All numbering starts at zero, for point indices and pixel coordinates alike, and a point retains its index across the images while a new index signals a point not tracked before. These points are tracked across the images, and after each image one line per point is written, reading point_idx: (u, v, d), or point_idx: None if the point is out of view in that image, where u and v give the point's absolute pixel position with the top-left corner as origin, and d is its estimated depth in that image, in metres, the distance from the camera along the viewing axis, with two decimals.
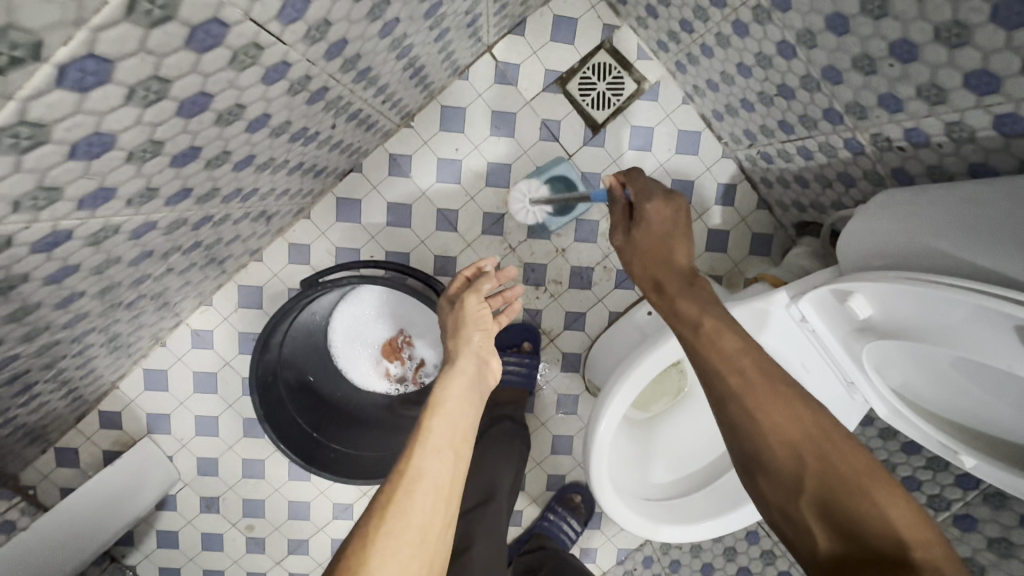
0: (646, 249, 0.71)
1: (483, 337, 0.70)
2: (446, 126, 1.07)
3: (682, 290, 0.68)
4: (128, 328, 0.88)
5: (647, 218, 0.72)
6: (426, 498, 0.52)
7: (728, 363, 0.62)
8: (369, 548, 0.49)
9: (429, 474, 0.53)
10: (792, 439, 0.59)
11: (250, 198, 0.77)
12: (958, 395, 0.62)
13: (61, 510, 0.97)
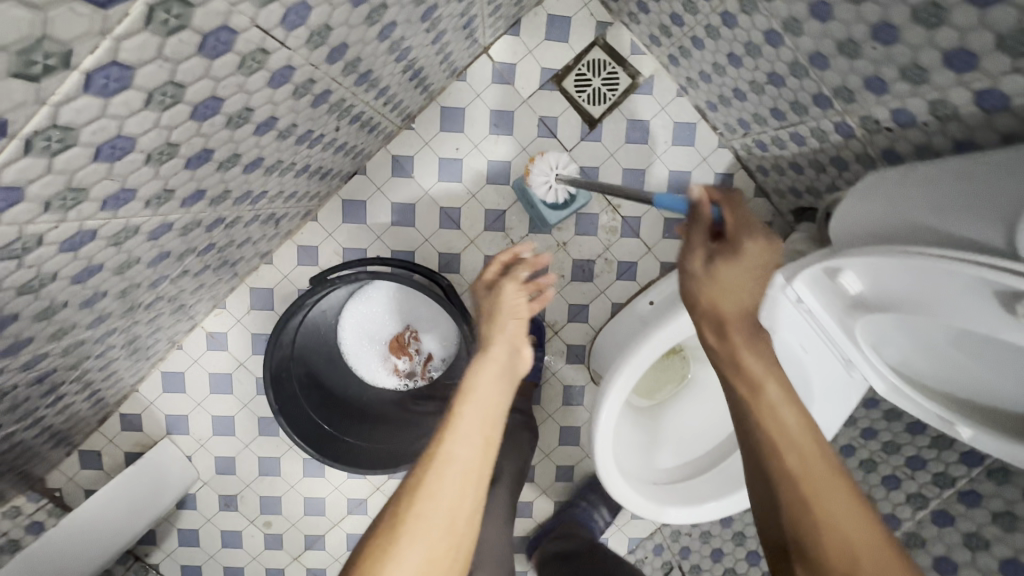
0: (728, 288, 0.61)
1: (519, 327, 0.66)
2: (446, 126, 1.09)
3: (749, 342, 0.62)
4: (147, 331, 0.92)
5: (749, 257, 0.60)
6: (453, 482, 0.55)
7: (784, 436, 0.60)
8: (399, 536, 0.53)
9: (458, 461, 0.56)
10: (844, 533, 0.55)
11: (260, 200, 0.80)
12: (953, 368, 0.63)
13: (88, 509, 1.01)
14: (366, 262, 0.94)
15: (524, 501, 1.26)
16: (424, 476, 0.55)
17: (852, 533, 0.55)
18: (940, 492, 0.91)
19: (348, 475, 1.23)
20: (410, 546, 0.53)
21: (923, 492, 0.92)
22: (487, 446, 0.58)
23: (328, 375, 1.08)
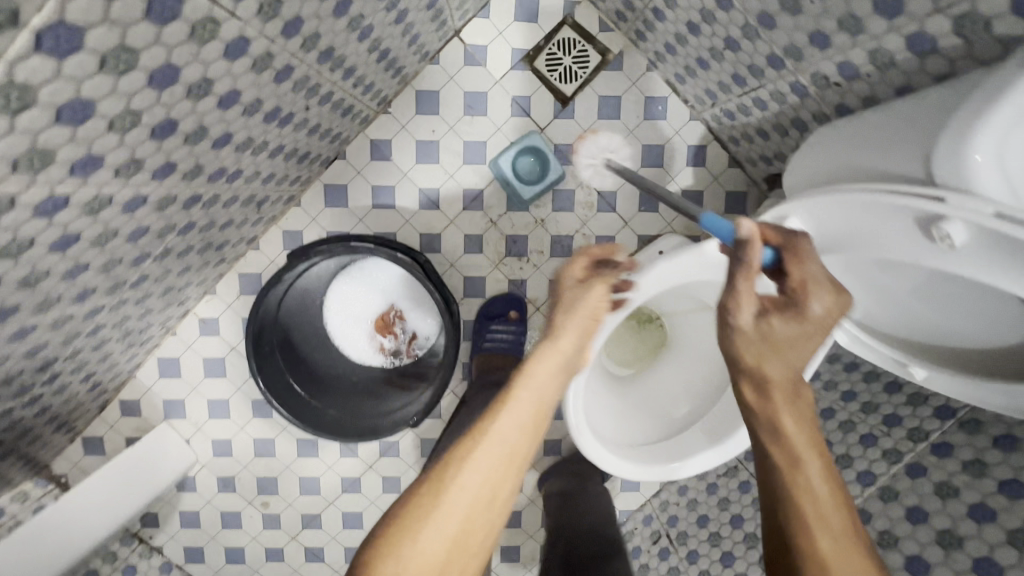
0: (784, 338, 0.61)
1: (587, 324, 0.72)
2: (421, 109, 1.12)
3: (790, 401, 0.61)
4: (138, 313, 0.96)
5: (808, 313, 0.61)
6: (497, 455, 0.60)
7: (815, 506, 0.56)
8: (439, 503, 0.57)
9: (510, 439, 0.61)
10: None
11: (236, 180, 0.84)
12: (904, 310, 0.64)
13: (92, 486, 1.05)
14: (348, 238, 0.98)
15: None
16: (473, 450, 0.59)
17: None
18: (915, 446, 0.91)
19: (340, 455, 1.26)
20: (446, 507, 0.57)
21: (898, 448, 0.94)
22: (534, 434, 0.63)
23: (313, 351, 1.12)
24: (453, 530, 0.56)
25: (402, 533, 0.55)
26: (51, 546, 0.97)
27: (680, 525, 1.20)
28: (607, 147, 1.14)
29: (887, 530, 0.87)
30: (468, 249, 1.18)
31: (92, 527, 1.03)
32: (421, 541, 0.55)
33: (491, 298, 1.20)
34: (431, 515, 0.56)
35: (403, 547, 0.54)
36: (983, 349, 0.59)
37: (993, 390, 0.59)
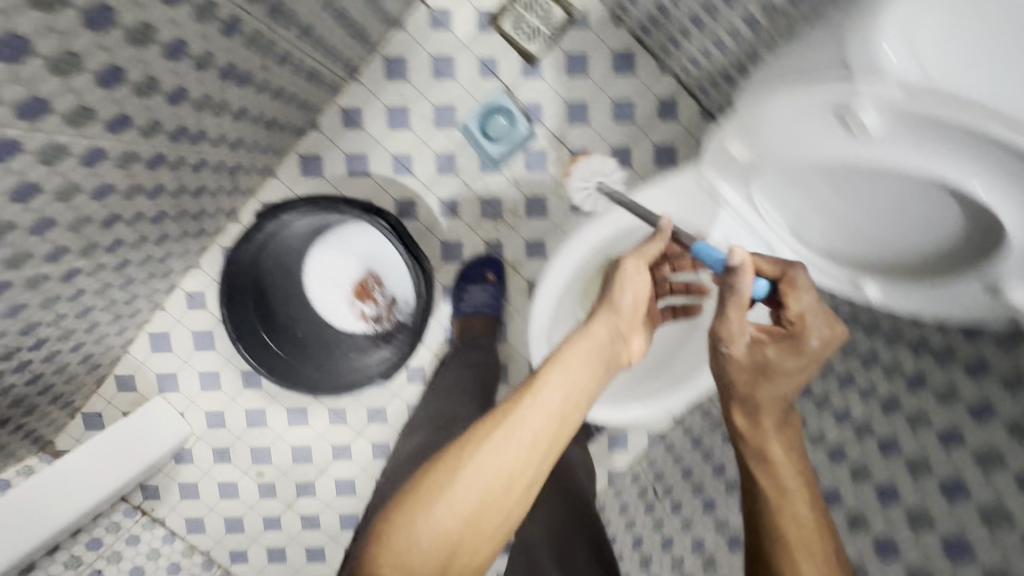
0: (778, 366, 0.70)
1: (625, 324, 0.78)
2: (390, 76, 1.14)
3: (777, 426, 0.69)
4: (120, 283, 0.99)
5: (805, 347, 0.69)
6: (516, 447, 0.65)
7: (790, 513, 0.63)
8: (459, 486, 0.63)
9: (529, 437, 0.66)
10: None
11: (202, 143, 0.86)
12: (853, 224, 0.65)
13: (88, 451, 1.09)
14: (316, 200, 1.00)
15: None
16: (495, 442, 0.65)
17: None
18: None
19: (330, 422, 1.29)
20: (467, 492, 0.62)
21: None
22: (554, 436, 0.68)
23: (290, 312, 1.15)
24: (472, 515, 0.62)
25: (422, 511, 0.61)
26: (46, 505, 1.00)
27: (666, 479, 1.20)
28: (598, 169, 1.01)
29: None
30: (444, 213, 1.19)
31: (77, 496, 1.05)
32: (441, 518, 0.61)
33: (467, 262, 1.21)
34: (451, 496, 0.62)
35: (424, 522, 0.61)
36: (927, 254, 0.60)
37: (936, 293, 0.60)
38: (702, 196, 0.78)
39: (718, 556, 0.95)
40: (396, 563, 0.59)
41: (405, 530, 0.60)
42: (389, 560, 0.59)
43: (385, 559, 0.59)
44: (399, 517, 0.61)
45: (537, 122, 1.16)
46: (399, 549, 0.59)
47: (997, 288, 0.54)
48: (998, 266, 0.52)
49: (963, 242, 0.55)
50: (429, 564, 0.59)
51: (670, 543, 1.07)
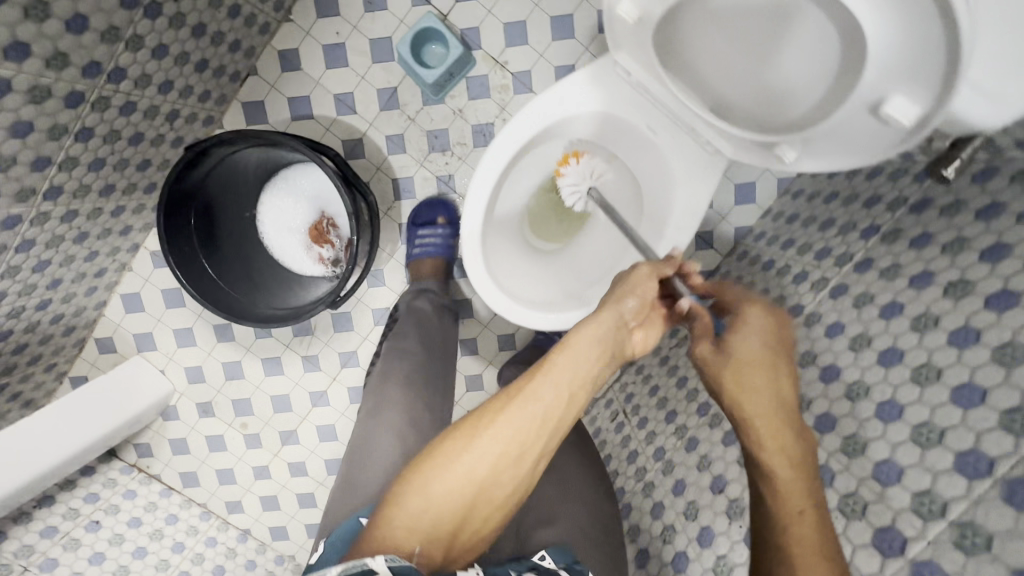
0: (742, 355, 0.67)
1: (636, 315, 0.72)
2: (322, 13, 1.12)
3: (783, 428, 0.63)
4: (73, 236, 1.01)
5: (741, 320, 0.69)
6: (531, 425, 0.64)
7: (796, 523, 0.58)
8: (475, 464, 0.62)
9: (545, 415, 0.64)
10: None
11: (124, 83, 0.86)
12: (744, 81, 0.67)
13: (73, 402, 1.17)
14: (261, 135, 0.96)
15: (471, 373, 1.33)
16: (509, 416, 0.64)
17: None
18: (840, 269, 0.84)
19: (304, 369, 1.32)
20: (481, 469, 0.62)
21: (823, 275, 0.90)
22: (565, 413, 0.66)
23: (242, 253, 1.10)
24: (483, 493, 0.62)
25: (435, 482, 0.61)
26: (34, 446, 1.09)
27: (635, 399, 1.17)
28: (592, 171, 0.92)
29: (808, 351, 0.81)
30: (391, 150, 1.19)
31: (60, 447, 1.11)
32: (455, 490, 0.61)
33: (420, 203, 1.20)
34: (466, 471, 0.62)
35: (438, 491, 0.61)
36: (811, 99, 0.63)
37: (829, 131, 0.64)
38: (618, 78, 0.80)
39: (675, 460, 0.93)
40: (410, 527, 0.59)
41: (420, 495, 0.61)
42: (402, 522, 0.59)
43: (400, 521, 0.59)
44: (418, 484, 0.61)
45: (476, 47, 1.14)
46: (413, 513, 0.60)
47: (877, 107, 0.58)
48: (871, 81, 0.56)
49: (837, 79, 0.59)
50: (439, 532, 0.61)
51: (635, 455, 1.05)
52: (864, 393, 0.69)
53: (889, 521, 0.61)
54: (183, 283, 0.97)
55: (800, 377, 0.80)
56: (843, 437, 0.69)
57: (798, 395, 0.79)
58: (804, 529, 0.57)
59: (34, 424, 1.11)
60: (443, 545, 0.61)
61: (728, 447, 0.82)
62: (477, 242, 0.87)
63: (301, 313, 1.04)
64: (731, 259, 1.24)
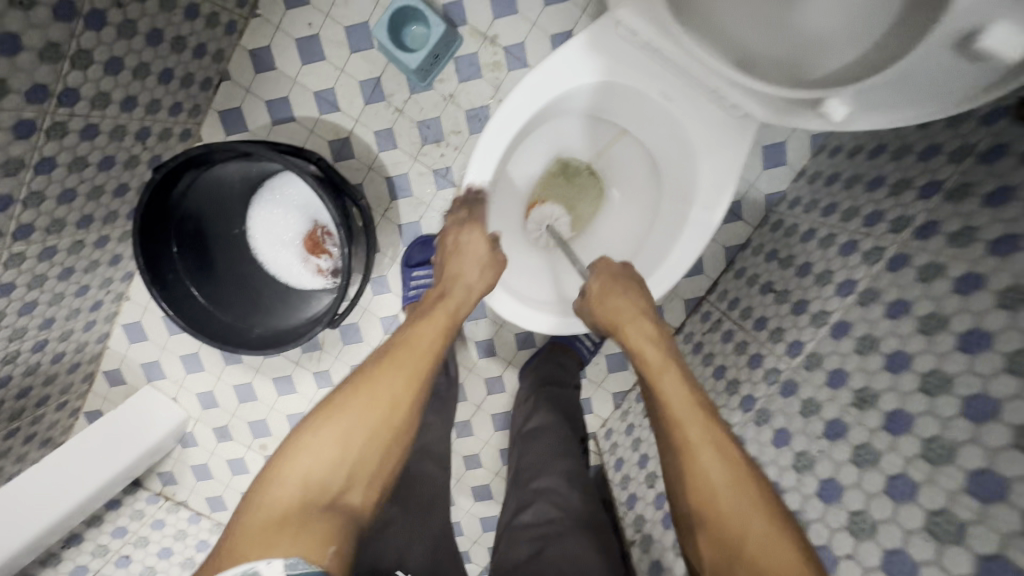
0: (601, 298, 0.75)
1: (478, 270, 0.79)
2: (291, 4, 1.03)
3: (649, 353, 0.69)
4: (58, 273, 0.95)
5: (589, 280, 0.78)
6: (412, 372, 0.69)
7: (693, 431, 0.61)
8: (377, 415, 0.65)
9: (424, 364, 0.71)
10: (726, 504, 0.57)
11: (80, 104, 0.78)
12: (779, 31, 0.58)
13: (88, 438, 1.14)
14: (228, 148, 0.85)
15: (492, 376, 1.26)
16: (395, 369, 0.68)
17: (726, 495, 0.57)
18: (897, 237, 0.76)
19: (318, 385, 1.26)
20: (383, 420, 0.65)
21: (878, 245, 0.78)
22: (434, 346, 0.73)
23: (234, 274, 1.03)
24: (387, 444, 0.66)
25: (341, 437, 0.63)
26: (55, 487, 1.06)
27: None
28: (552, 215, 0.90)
29: (866, 335, 0.72)
30: (382, 146, 1.10)
31: (64, 496, 1.05)
32: (364, 442, 0.64)
33: (411, 245, 1.12)
34: (368, 422, 0.65)
35: (343, 442, 0.63)
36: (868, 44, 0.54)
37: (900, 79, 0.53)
38: (625, 42, 0.69)
39: None
40: (320, 479, 0.61)
41: (324, 450, 0.62)
42: (313, 462, 0.61)
43: (306, 478, 0.61)
44: (320, 439, 0.63)
45: (461, 22, 1.03)
46: (317, 468, 0.61)
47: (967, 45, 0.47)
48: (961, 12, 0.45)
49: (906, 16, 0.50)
50: (351, 484, 0.63)
51: None
52: (945, 386, 0.59)
53: (996, 549, 0.49)
54: (169, 313, 0.91)
55: (860, 366, 0.71)
56: (922, 439, 0.58)
57: (861, 388, 0.69)
58: (710, 458, 0.59)
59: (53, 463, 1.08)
60: (358, 493, 0.63)
61: (780, 450, 0.76)
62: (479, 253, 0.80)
63: (300, 333, 0.97)
64: (763, 229, 1.12)
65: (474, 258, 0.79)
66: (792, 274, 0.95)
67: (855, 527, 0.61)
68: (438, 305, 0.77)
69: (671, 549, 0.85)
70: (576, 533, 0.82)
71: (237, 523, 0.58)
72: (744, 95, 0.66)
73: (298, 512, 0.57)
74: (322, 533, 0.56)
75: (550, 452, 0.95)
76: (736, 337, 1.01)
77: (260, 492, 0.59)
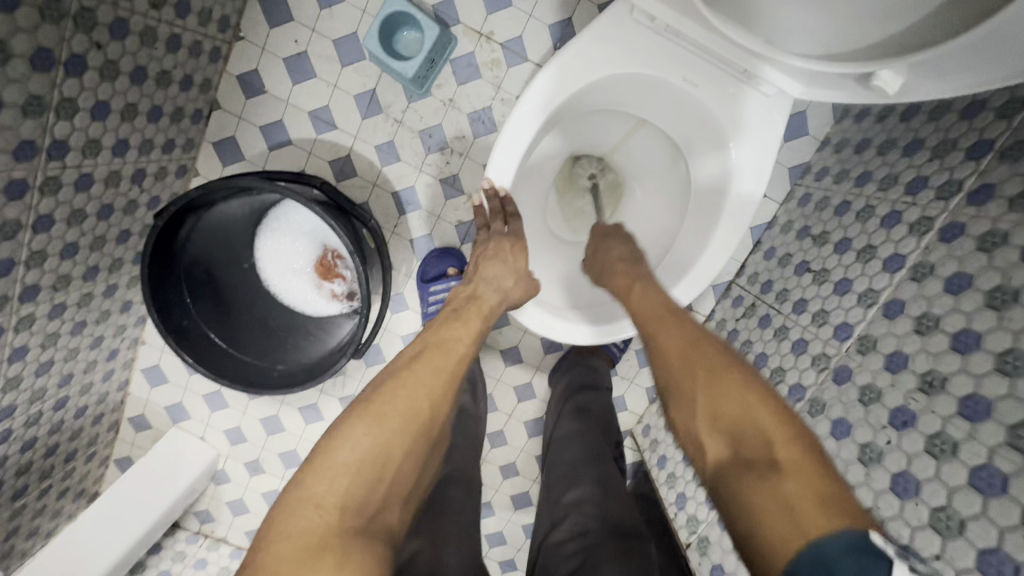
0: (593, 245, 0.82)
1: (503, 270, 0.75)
2: (274, 23, 0.98)
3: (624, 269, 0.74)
4: (70, 328, 0.92)
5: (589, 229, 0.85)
6: (448, 381, 0.64)
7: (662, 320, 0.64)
8: (417, 430, 0.60)
9: (458, 371, 0.66)
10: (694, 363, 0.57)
11: (70, 155, 0.74)
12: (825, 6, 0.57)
13: (127, 481, 1.13)
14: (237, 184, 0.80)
15: (521, 383, 1.23)
16: (432, 375, 0.63)
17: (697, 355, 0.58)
18: (947, 205, 0.71)
19: None
20: (422, 434, 0.60)
21: (926, 214, 0.73)
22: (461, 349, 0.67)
23: (248, 309, 0.99)
24: (420, 457, 0.61)
25: (381, 454, 0.57)
26: (100, 536, 1.05)
27: None
28: None
29: (925, 313, 0.68)
30: (385, 161, 1.05)
31: (95, 557, 1.03)
32: (401, 460, 0.58)
33: (425, 260, 1.09)
34: (407, 438, 0.59)
35: (383, 458, 0.57)
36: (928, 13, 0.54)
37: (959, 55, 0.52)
38: (643, 28, 0.68)
39: None
40: (357, 503, 0.55)
41: (362, 471, 0.56)
42: (335, 470, 0.55)
43: (344, 501, 0.54)
44: (355, 459, 0.56)
45: (453, 21, 0.97)
46: (353, 489, 0.55)
47: None
48: None
49: None
50: (386, 504, 0.57)
51: None
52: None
53: None
54: (187, 361, 0.88)
55: (921, 348, 0.66)
56: (1007, 426, 0.54)
57: (926, 372, 0.64)
58: (675, 336, 0.61)
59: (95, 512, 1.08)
60: (393, 513, 0.58)
61: (841, 443, 0.72)
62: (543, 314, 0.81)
63: (323, 368, 0.93)
64: (790, 204, 1.07)
65: (512, 265, 0.76)
66: (830, 252, 0.90)
67: (941, 524, 0.57)
68: (471, 307, 0.72)
69: (733, 551, 0.82)
70: (611, 541, 0.75)
71: (257, 553, 0.51)
72: (782, 72, 0.65)
73: (337, 540, 0.51)
74: (367, 565, 0.51)
75: (581, 462, 0.90)
76: (775, 322, 0.96)
77: (285, 514, 0.52)
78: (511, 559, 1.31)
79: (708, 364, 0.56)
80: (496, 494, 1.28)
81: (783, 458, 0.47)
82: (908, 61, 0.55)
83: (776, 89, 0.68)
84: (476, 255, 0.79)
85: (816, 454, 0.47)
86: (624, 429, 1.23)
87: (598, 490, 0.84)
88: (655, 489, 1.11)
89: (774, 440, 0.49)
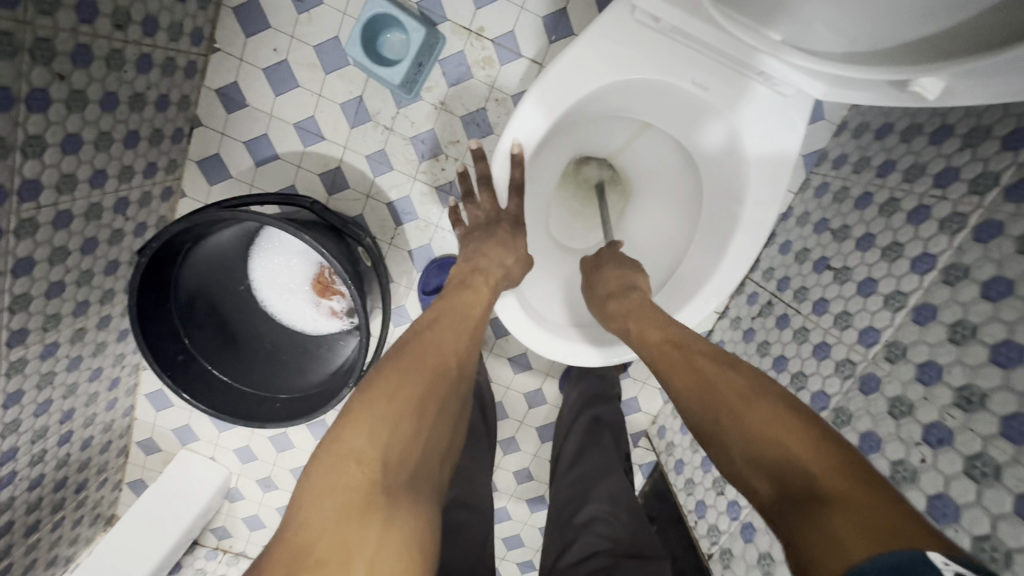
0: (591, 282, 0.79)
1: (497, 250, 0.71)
2: (251, 31, 0.93)
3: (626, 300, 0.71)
4: (66, 365, 0.89)
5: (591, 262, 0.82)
6: (469, 342, 0.61)
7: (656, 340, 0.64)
8: (450, 384, 0.54)
9: (475, 338, 0.62)
10: (720, 394, 0.53)
11: (45, 194, 0.70)
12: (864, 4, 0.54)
13: (144, 505, 1.12)
14: (230, 203, 0.76)
15: (531, 389, 1.20)
16: (455, 338, 0.59)
17: (711, 378, 0.55)
18: (981, 201, 0.65)
19: None
20: (454, 390, 0.55)
21: (958, 210, 0.68)
22: (473, 319, 0.63)
23: (245, 338, 0.95)
24: (453, 418, 0.55)
25: (419, 405, 0.50)
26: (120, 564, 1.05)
27: None
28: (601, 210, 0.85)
29: (960, 321, 0.63)
30: (376, 171, 1.00)
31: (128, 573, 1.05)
32: (438, 414, 0.52)
33: (424, 271, 1.05)
34: (442, 391, 0.53)
35: (422, 409, 0.50)
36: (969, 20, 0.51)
37: (1003, 66, 0.49)
38: (646, 28, 0.63)
39: None
40: (398, 456, 0.47)
41: (402, 421, 0.48)
42: (375, 416, 0.48)
43: (387, 453, 0.46)
44: (396, 408, 0.49)
45: (439, 18, 0.91)
46: (394, 443, 0.47)
47: None
48: None
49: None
50: (427, 460, 0.50)
51: None
52: None
53: None
54: (186, 401, 0.85)
55: (957, 359, 0.62)
56: None
57: (963, 386, 0.60)
58: (691, 368, 0.58)
59: (114, 539, 1.07)
60: (433, 471, 0.51)
61: (870, 458, 0.69)
62: (516, 312, 0.76)
63: (326, 399, 0.88)
64: (805, 194, 1.01)
65: (513, 247, 0.72)
66: (851, 248, 0.84)
67: (984, 555, 0.54)
68: (477, 278, 0.68)
69: (757, 566, 0.80)
70: (623, 563, 0.73)
71: (292, 513, 0.43)
72: (809, 74, 0.61)
73: (384, 497, 0.44)
74: (413, 526, 0.44)
75: (594, 478, 0.87)
76: (795, 322, 0.91)
77: (321, 470, 0.44)
78: (529, 561, 1.30)
79: (722, 384, 0.54)
80: (511, 499, 1.27)
81: (823, 482, 0.41)
82: (955, 66, 0.51)
83: (795, 89, 0.64)
84: (471, 235, 0.75)
85: (866, 480, 0.40)
86: (638, 430, 1.20)
87: (609, 508, 0.82)
88: (673, 493, 1.09)
89: (816, 470, 0.42)
